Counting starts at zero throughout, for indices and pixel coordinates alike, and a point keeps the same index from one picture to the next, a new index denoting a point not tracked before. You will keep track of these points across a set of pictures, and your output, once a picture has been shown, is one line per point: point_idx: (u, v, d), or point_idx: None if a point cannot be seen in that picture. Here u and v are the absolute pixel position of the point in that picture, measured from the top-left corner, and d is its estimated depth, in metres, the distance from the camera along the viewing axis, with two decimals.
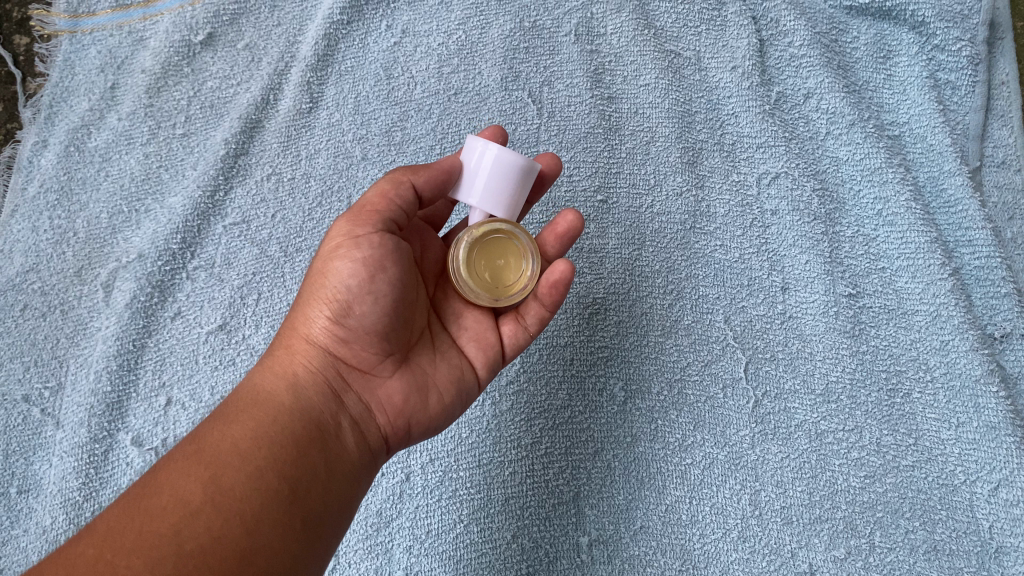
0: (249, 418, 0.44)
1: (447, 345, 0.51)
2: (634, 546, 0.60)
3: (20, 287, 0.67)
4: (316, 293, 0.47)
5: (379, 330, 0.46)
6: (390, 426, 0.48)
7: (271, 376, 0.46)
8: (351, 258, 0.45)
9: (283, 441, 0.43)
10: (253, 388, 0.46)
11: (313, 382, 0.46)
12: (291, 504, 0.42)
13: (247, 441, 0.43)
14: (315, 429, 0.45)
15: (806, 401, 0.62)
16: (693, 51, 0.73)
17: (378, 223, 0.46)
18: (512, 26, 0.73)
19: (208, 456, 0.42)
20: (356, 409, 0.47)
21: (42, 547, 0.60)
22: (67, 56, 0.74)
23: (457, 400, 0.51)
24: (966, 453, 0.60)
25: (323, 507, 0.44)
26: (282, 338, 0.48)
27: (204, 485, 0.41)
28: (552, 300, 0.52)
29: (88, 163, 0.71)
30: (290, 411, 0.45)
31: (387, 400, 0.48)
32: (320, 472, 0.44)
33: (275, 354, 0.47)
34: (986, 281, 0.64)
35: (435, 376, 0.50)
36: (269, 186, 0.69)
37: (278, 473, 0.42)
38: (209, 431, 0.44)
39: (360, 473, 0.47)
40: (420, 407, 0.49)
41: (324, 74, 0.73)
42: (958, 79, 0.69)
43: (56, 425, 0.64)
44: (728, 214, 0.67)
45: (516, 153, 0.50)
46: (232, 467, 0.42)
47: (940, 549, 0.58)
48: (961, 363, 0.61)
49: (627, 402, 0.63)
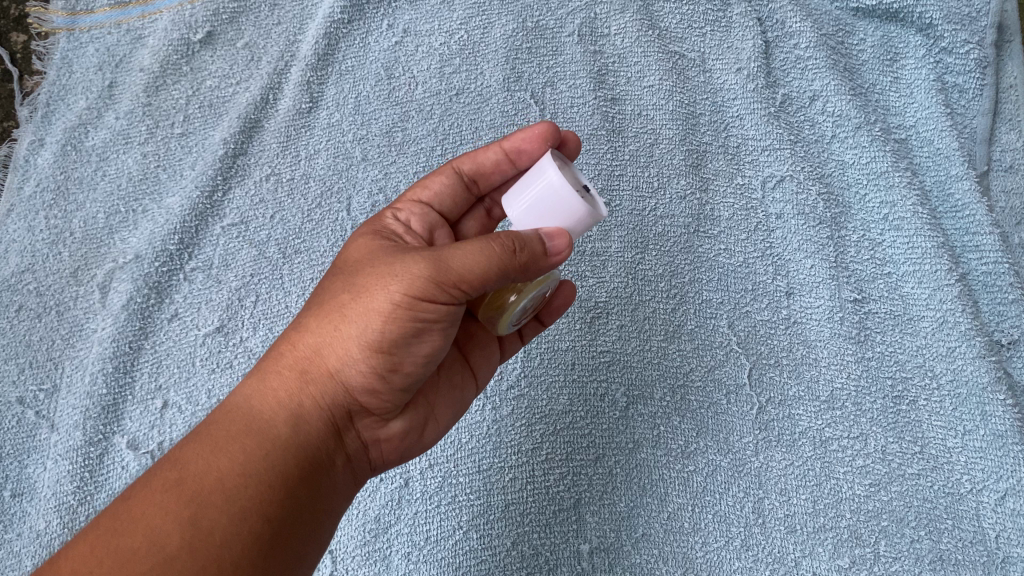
0: (242, 452, 0.42)
1: (450, 365, 0.53)
2: (635, 554, 0.59)
3: (16, 287, 0.67)
4: (351, 329, 0.43)
5: (405, 378, 0.45)
6: (382, 455, 0.49)
7: (272, 403, 0.44)
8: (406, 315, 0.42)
9: (275, 482, 0.42)
10: (246, 409, 0.44)
11: (319, 419, 0.45)
12: (275, 548, 0.42)
13: (236, 479, 0.42)
14: (313, 468, 0.44)
15: (810, 407, 0.61)
16: (697, 52, 0.72)
17: None
18: (515, 26, 0.72)
19: (190, 490, 0.41)
20: (353, 443, 0.47)
21: (36, 552, 0.59)
22: (65, 54, 0.73)
23: (449, 424, 0.53)
24: (972, 461, 0.59)
25: (304, 548, 0.43)
26: (291, 359, 0.45)
27: (183, 526, 0.40)
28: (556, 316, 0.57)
29: (85, 162, 0.70)
30: (292, 450, 0.44)
31: (385, 432, 0.48)
32: (306, 513, 0.44)
33: (281, 375, 0.45)
34: (994, 287, 0.63)
35: (431, 404, 0.51)
36: (269, 186, 0.69)
37: (266, 517, 0.41)
38: (195, 459, 0.42)
39: (345, 504, 0.48)
40: (413, 436, 0.50)
41: (324, 74, 0.72)
42: (966, 82, 0.68)
43: (51, 427, 0.63)
44: (732, 218, 0.67)
45: (586, 210, 0.43)
46: (215, 508, 0.41)
47: (946, 559, 0.57)
48: (968, 370, 0.60)
49: (629, 407, 0.62)
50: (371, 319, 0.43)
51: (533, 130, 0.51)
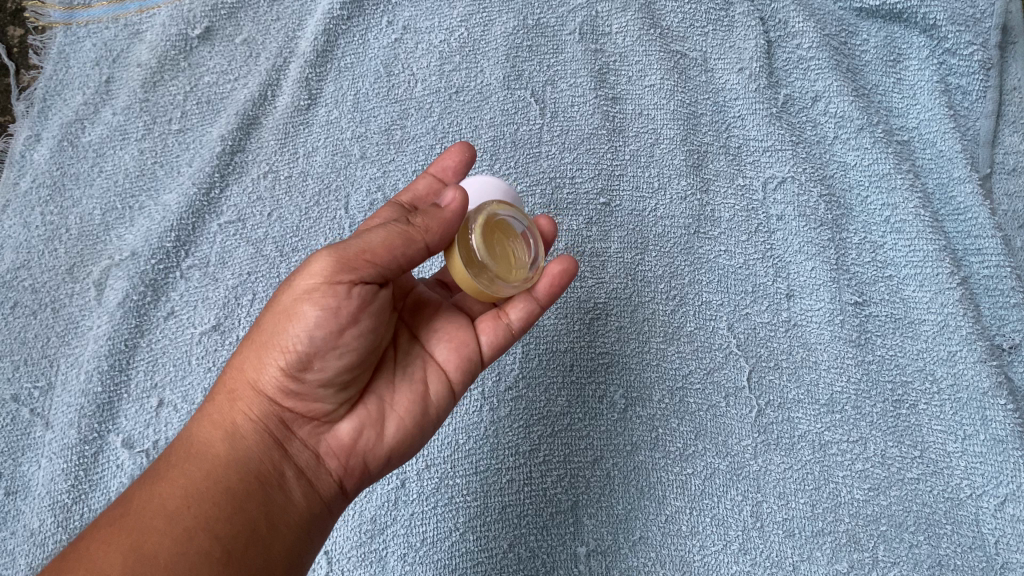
0: (182, 474, 0.43)
1: (413, 363, 0.48)
2: (632, 556, 0.58)
3: (10, 284, 0.66)
4: (261, 339, 0.45)
5: (330, 375, 0.44)
6: (343, 469, 0.47)
7: (207, 429, 0.45)
8: (313, 303, 0.43)
9: (218, 497, 0.42)
10: (190, 442, 0.45)
11: (253, 432, 0.45)
12: (227, 564, 0.40)
13: (176, 500, 0.41)
14: (251, 481, 0.44)
15: (810, 410, 0.61)
16: (700, 51, 0.71)
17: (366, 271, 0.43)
18: (515, 24, 0.72)
19: (132, 521, 0.40)
20: (302, 457, 0.46)
21: (29, 551, 0.59)
22: (61, 49, 0.73)
23: (421, 430, 0.48)
24: (972, 466, 0.58)
25: (261, 564, 0.41)
26: (225, 385, 0.46)
27: (124, 555, 0.39)
28: (551, 294, 0.51)
29: (82, 159, 0.70)
30: (223, 464, 0.44)
31: (335, 440, 0.46)
32: (259, 527, 0.42)
33: (216, 402, 0.46)
34: (995, 291, 0.62)
35: (391, 405, 0.47)
36: (266, 183, 0.68)
37: (211, 534, 0.40)
38: (138, 493, 0.42)
39: (310, 523, 0.46)
40: (374, 443, 0.47)
41: (323, 70, 0.71)
42: (970, 84, 0.68)
43: (45, 425, 0.62)
44: (733, 219, 0.66)
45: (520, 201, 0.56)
46: (157, 533, 0.40)
47: (945, 564, 0.57)
48: (969, 375, 0.60)
49: (627, 410, 0.61)
50: (282, 321, 0.44)
51: (449, 149, 0.55)
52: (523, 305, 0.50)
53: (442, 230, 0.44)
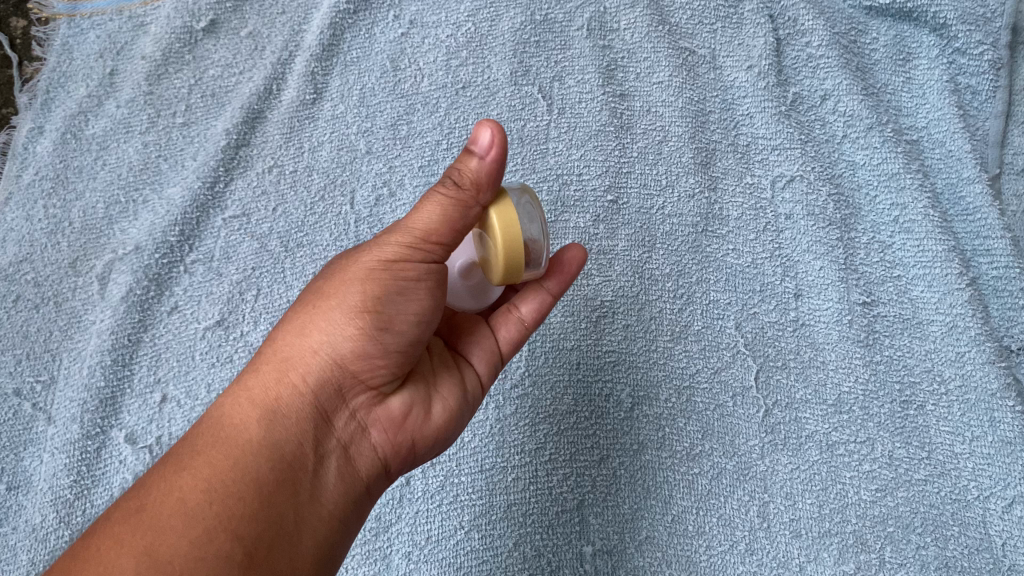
0: (215, 459, 0.42)
1: (448, 361, 0.51)
2: (638, 556, 0.58)
3: (13, 277, 0.66)
4: (318, 311, 0.45)
5: (393, 351, 0.45)
6: (381, 456, 0.47)
7: (244, 408, 0.44)
8: (387, 274, 0.44)
9: (246, 492, 0.41)
10: (224, 422, 0.44)
11: (296, 413, 0.44)
12: (249, 567, 0.40)
13: (197, 496, 0.40)
14: (293, 467, 0.43)
15: (817, 411, 0.61)
16: (708, 48, 0.71)
17: (431, 246, 0.44)
18: (523, 19, 0.71)
19: (148, 518, 0.40)
20: (341, 444, 0.46)
21: (30, 546, 0.58)
22: (65, 41, 0.72)
23: (458, 418, 0.50)
24: (979, 468, 0.58)
25: (287, 562, 0.41)
26: (267, 360, 0.45)
27: (139, 556, 0.38)
28: (563, 281, 0.53)
29: (85, 151, 0.69)
30: (270, 443, 0.43)
31: (381, 422, 0.46)
32: (286, 523, 0.42)
33: (254, 378, 0.45)
34: (1004, 291, 0.62)
35: (435, 388, 0.49)
36: (271, 178, 0.68)
37: (235, 534, 0.40)
38: (158, 483, 0.41)
39: (341, 518, 0.45)
40: (419, 425, 0.48)
41: (329, 65, 0.71)
42: (980, 84, 0.68)
43: (48, 420, 0.62)
44: (741, 217, 0.66)
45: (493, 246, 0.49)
46: (174, 533, 0.39)
47: (953, 565, 0.56)
48: (977, 376, 0.60)
49: (634, 408, 0.61)
50: (350, 289, 0.45)
51: None
52: (536, 299, 0.53)
53: (493, 186, 0.43)
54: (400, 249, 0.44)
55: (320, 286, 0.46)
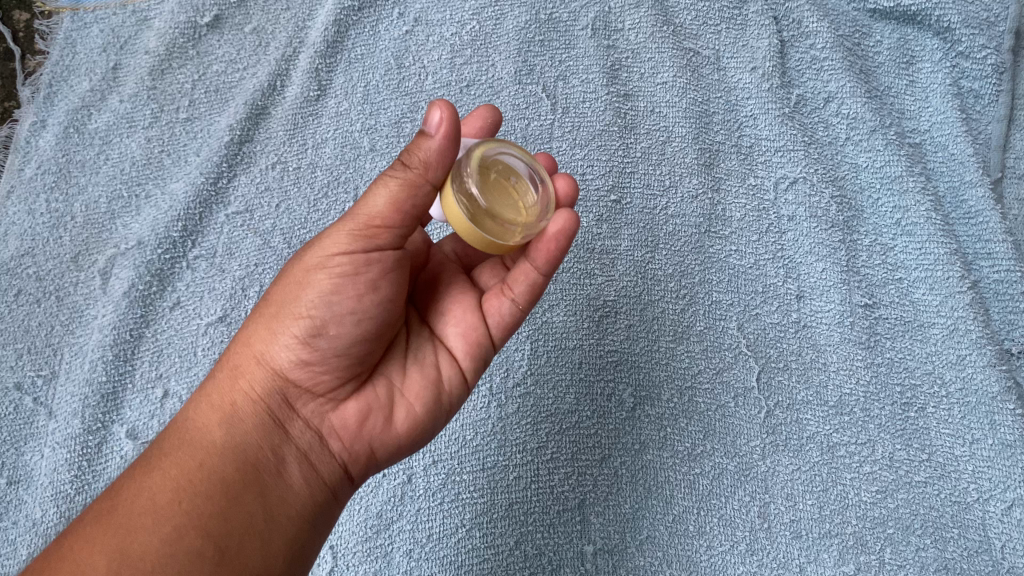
0: (179, 461, 0.42)
1: (427, 350, 0.48)
2: (638, 556, 0.58)
3: (15, 271, 0.65)
4: (273, 311, 0.45)
5: (347, 343, 0.44)
6: (349, 452, 0.46)
7: (208, 410, 0.44)
8: (334, 269, 0.43)
9: (210, 489, 0.41)
10: (189, 425, 0.44)
11: (255, 411, 0.44)
12: (216, 563, 0.39)
13: (164, 496, 0.40)
14: (255, 465, 0.43)
15: (819, 412, 0.61)
16: (712, 50, 0.71)
17: (377, 236, 0.43)
18: (527, 18, 0.71)
19: (117, 519, 0.40)
20: (305, 441, 0.45)
21: (31, 541, 0.58)
22: (68, 35, 0.72)
23: (433, 417, 0.47)
24: (979, 470, 0.58)
25: (256, 558, 0.41)
26: (229, 364, 0.46)
27: (108, 556, 0.38)
28: (550, 259, 0.46)
29: (87, 146, 0.69)
30: (227, 444, 0.43)
31: (341, 422, 0.45)
32: (254, 520, 0.41)
33: (217, 382, 0.45)
34: (1005, 295, 0.62)
35: (402, 387, 0.46)
36: (274, 174, 0.68)
37: (202, 531, 0.40)
38: (127, 486, 0.42)
39: (311, 513, 0.44)
40: (386, 422, 0.46)
41: (333, 61, 0.71)
42: (982, 88, 0.68)
43: (49, 415, 0.62)
44: (744, 218, 0.66)
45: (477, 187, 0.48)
46: (142, 532, 0.39)
47: (952, 567, 0.56)
48: (978, 379, 0.60)
49: (636, 408, 0.61)
50: (300, 287, 0.44)
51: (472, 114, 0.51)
52: (524, 277, 0.46)
53: (443, 166, 0.42)
54: (348, 239, 0.43)
55: (277, 285, 0.46)
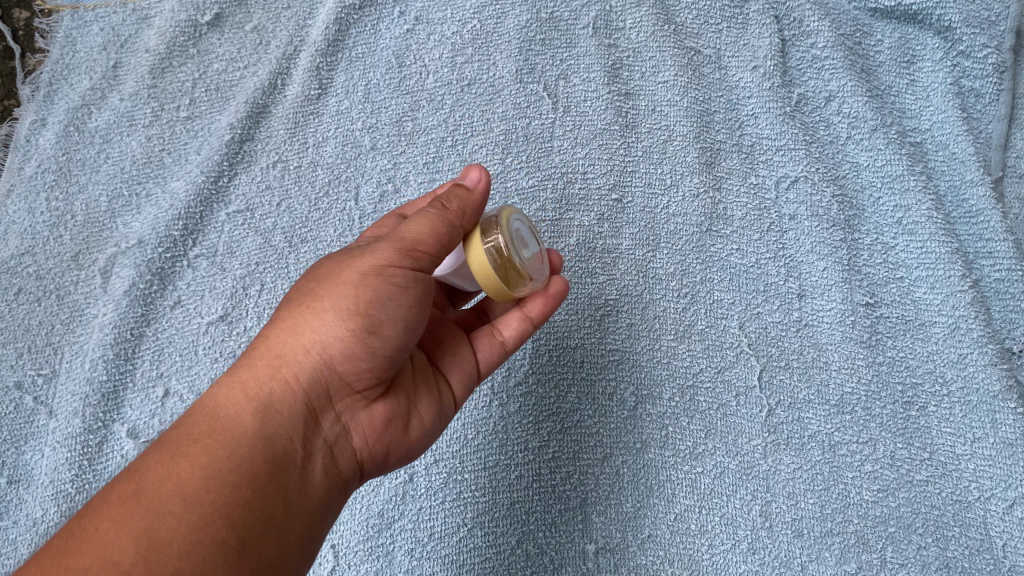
0: (212, 447, 0.41)
1: (428, 372, 0.51)
2: (640, 554, 0.58)
3: (15, 270, 0.65)
4: (316, 306, 0.45)
5: (384, 352, 0.45)
6: (363, 455, 0.47)
7: (240, 397, 0.43)
8: (382, 277, 0.44)
9: (241, 480, 0.40)
10: (219, 408, 0.43)
11: (289, 406, 0.44)
12: (241, 555, 0.39)
13: (196, 481, 0.39)
14: (285, 459, 0.43)
15: (820, 411, 0.61)
16: (713, 48, 0.71)
17: (421, 257, 0.44)
18: (529, 17, 0.71)
19: (147, 502, 0.38)
20: (329, 440, 0.45)
21: (32, 540, 0.58)
22: (68, 33, 0.72)
23: (431, 432, 0.50)
24: (981, 469, 0.58)
25: (277, 554, 0.41)
26: (263, 352, 0.45)
27: (137, 540, 0.37)
28: (543, 311, 0.52)
29: (88, 144, 0.69)
30: (258, 433, 0.42)
31: (360, 427, 0.46)
32: (278, 515, 0.41)
33: (249, 369, 0.44)
34: (1006, 294, 0.62)
35: (412, 403, 0.49)
36: (275, 173, 0.67)
37: (230, 522, 0.39)
38: (155, 468, 0.40)
39: (324, 510, 0.45)
40: (394, 431, 0.48)
41: (334, 60, 0.71)
42: (983, 87, 0.68)
43: (49, 414, 0.62)
44: (745, 217, 0.66)
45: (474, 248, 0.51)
46: (172, 518, 0.38)
47: (953, 566, 0.56)
48: (979, 378, 0.60)
49: (637, 407, 0.61)
50: (344, 288, 0.44)
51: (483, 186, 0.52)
52: (519, 325, 0.53)
53: (475, 213, 0.47)
54: (394, 253, 0.44)
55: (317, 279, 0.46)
